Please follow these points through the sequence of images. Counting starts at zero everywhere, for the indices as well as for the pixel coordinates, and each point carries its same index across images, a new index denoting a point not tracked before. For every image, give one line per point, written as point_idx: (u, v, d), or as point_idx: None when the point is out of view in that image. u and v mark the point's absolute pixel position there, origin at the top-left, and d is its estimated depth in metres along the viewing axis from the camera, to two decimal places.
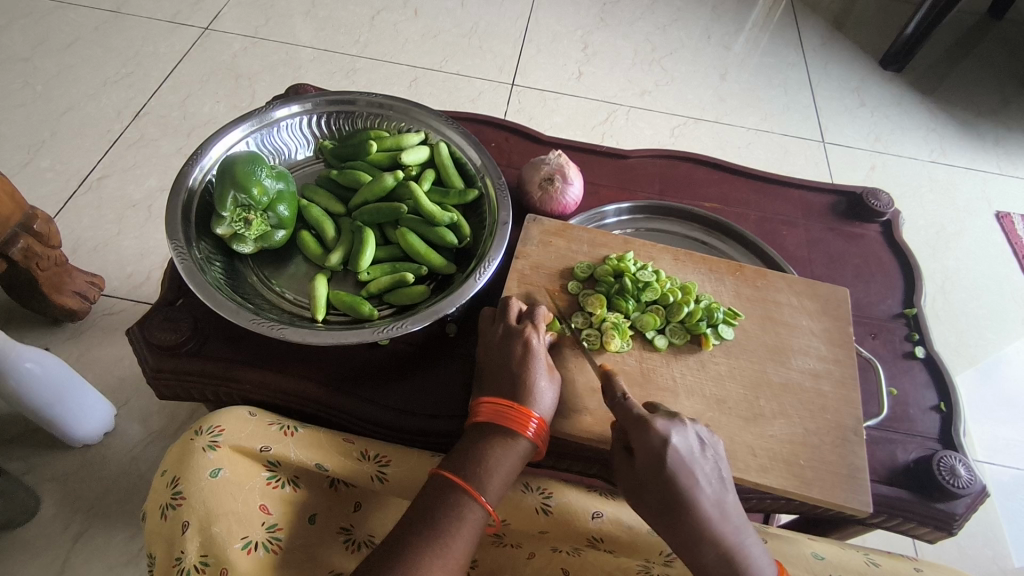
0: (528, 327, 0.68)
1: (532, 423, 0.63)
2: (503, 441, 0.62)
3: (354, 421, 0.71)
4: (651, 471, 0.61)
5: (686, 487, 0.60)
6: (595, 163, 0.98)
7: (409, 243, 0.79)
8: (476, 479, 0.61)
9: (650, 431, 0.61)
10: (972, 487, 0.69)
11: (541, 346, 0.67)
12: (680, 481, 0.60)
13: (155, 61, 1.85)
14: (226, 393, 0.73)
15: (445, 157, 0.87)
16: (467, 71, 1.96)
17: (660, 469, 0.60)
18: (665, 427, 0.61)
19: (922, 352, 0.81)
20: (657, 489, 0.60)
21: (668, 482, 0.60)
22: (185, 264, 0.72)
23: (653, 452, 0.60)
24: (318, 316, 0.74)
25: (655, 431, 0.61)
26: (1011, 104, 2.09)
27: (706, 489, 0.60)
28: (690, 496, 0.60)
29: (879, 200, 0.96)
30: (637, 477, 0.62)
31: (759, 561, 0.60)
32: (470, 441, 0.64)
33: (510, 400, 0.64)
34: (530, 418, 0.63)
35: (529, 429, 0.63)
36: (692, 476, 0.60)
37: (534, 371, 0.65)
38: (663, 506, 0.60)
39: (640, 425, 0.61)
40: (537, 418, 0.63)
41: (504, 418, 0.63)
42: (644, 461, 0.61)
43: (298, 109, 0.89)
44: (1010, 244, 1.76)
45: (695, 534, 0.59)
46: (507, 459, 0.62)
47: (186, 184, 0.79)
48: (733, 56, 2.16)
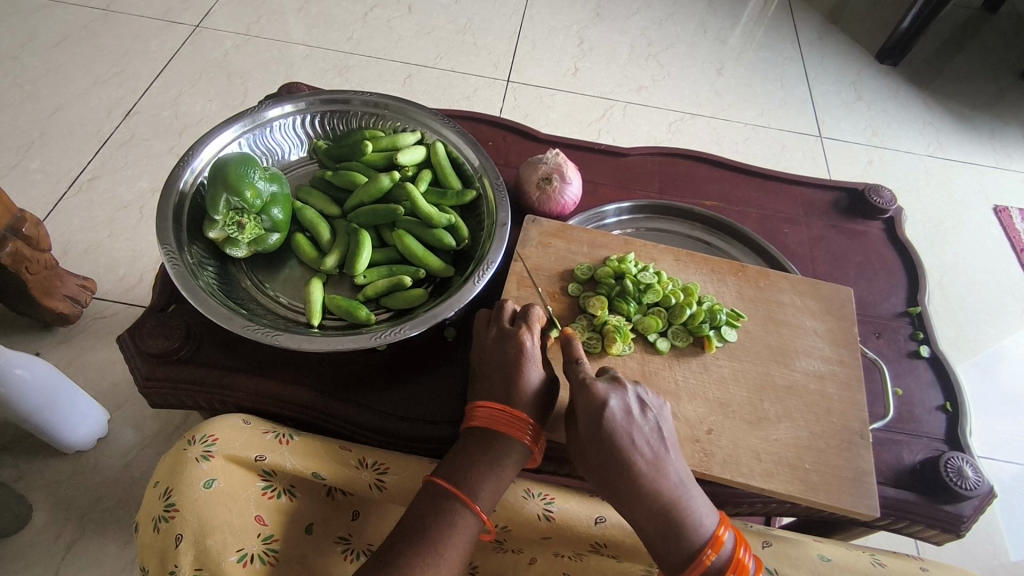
0: (522, 327, 0.66)
1: (528, 429, 0.62)
2: (499, 448, 0.61)
3: (352, 428, 0.70)
4: (587, 431, 0.61)
5: (623, 445, 0.59)
6: (594, 161, 0.96)
7: (406, 245, 0.78)
8: (471, 487, 0.59)
9: (589, 394, 0.61)
10: (979, 488, 0.68)
11: (535, 349, 0.65)
12: (615, 439, 0.59)
13: (145, 59, 1.82)
14: (219, 401, 0.72)
15: (442, 157, 0.85)
16: (461, 67, 1.94)
17: (594, 428, 0.60)
18: (605, 389, 0.62)
19: (926, 351, 0.80)
20: (596, 448, 0.60)
21: (606, 440, 0.60)
22: (177, 270, 0.70)
23: (590, 412, 0.60)
24: (314, 320, 0.73)
25: (594, 394, 0.61)
26: (1007, 97, 2.08)
27: (644, 449, 0.60)
28: (627, 453, 0.59)
29: (881, 197, 0.95)
30: (579, 444, 0.62)
31: (701, 520, 0.58)
32: (466, 447, 0.62)
33: (503, 404, 0.62)
34: (526, 424, 0.62)
35: (525, 435, 0.61)
36: (628, 435, 0.60)
37: (528, 374, 0.63)
38: (601, 466, 0.60)
39: (582, 389, 0.62)
40: (533, 424, 0.62)
41: (499, 423, 0.61)
42: (584, 422, 0.61)
43: (291, 108, 0.87)
44: (1007, 238, 1.76)
45: (632, 491, 0.59)
46: (504, 467, 0.61)
47: (177, 187, 0.77)
48: (729, 50, 2.14)
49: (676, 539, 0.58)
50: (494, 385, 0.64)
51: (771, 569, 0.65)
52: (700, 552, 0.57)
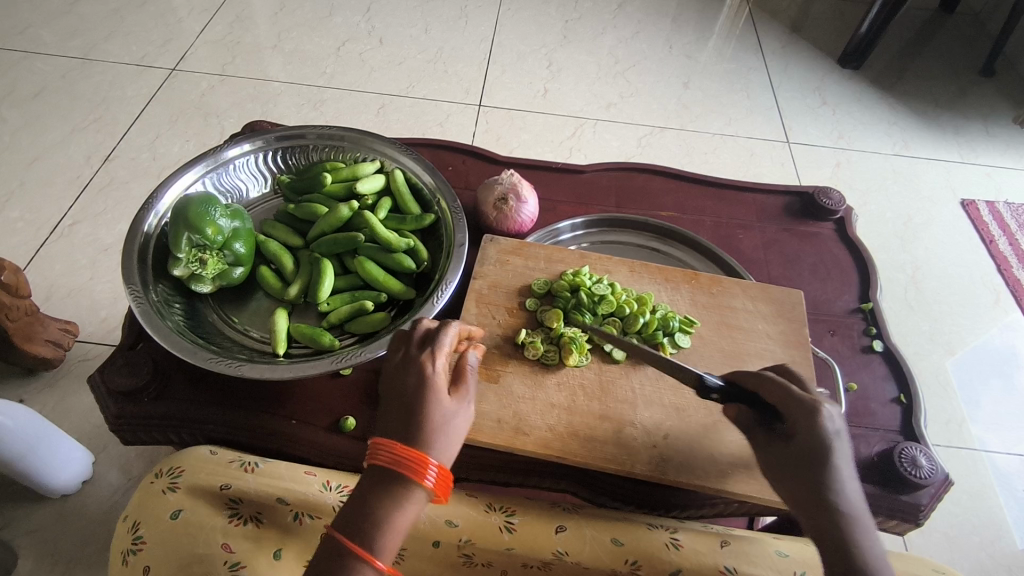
0: (427, 353, 0.63)
1: (431, 470, 0.57)
2: (398, 492, 0.56)
3: (318, 452, 0.71)
4: (804, 451, 0.58)
5: (840, 468, 0.58)
6: (552, 180, 0.99)
7: (367, 271, 0.80)
8: (370, 539, 0.54)
9: (816, 413, 0.59)
10: (934, 477, 0.70)
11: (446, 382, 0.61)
12: (835, 461, 0.58)
13: (123, 104, 1.86)
14: (189, 436, 0.73)
15: (401, 184, 0.88)
16: (434, 95, 1.98)
17: (820, 451, 0.58)
18: (829, 411, 0.60)
19: (879, 345, 0.83)
20: (809, 469, 0.58)
21: (822, 463, 0.57)
22: (142, 309, 0.72)
23: (819, 434, 0.58)
24: (280, 350, 0.75)
25: (822, 414, 0.59)
26: (967, 94, 2.14)
27: (850, 478, 0.58)
28: (839, 477, 0.57)
29: (830, 199, 0.98)
30: (788, 465, 0.59)
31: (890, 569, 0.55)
32: (368, 490, 0.56)
33: (404, 444, 0.57)
34: (428, 465, 0.57)
35: (427, 477, 0.57)
36: (845, 459, 0.58)
37: (430, 402, 0.60)
38: (812, 484, 0.57)
39: (807, 407, 0.60)
40: (437, 464, 0.57)
41: (401, 462, 0.56)
42: (801, 439, 0.59)
43: (249, 147, 0.90)
44: (976, 231, 1.80)
45: (843, 519, 0.56)
46: (404, 514, 0.56)
47: (141, 229, 0.79)
48: (695, 64, 2.20)
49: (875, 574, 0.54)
50: (391, 418, 0.60)
51: (729, 567, 0.66)
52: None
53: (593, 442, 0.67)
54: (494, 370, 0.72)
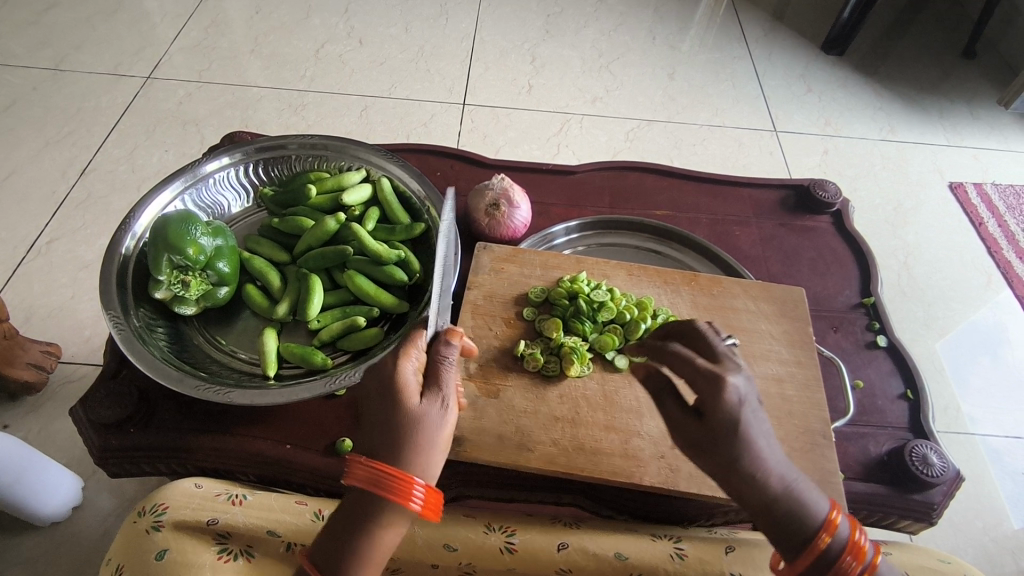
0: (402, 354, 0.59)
1: (416, 492, 0.54)
2: (384, 519, 0.54)
3: (314, 477, 0.68)
4: (710, 429, 0.52)
5: (755, 443, 0.51)
6: (543, 182, 0.97)
7: (357, 285, 0.77)
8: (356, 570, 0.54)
9: (724, 390, 0.51)
10: (946, 474, 0.69)
11: (417, 387, 0.57)
12: (750, 436, 0.51)
13: (98, 116, 1.81)
14: (179, 465, 0.70)
15: (388, 193, 0.85)
16: (417, 95, 1.95)
17: (731, 429, 0.51)
18: (734, 380, 0.52)
19: (883, 340, 0.81)
20: (725, 452, 0.51)
21: (737, 444, 0.51)
22: (124, 336, 0.69)
23: (728, 411, 0.51)
24: (270, 372, 0.72)
25: (728, 390, 0.51)
26: (950, 76, 2.14)
27: (765, 444, 0.52)
28: (755, 453, 0.51)
29: (826, 191, 0.96)
30: (695, 436, 0.53)
31: (814, 503, 0.53)
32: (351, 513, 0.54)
33: (384, 468, 0.54)
34: (413, 487, 0.54)
35: (412, 499, 0.54)
36: (758, 429, 0.52)
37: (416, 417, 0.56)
38: (716, 459, 0.52)
39: (714, 384, 0.52)
40: (422, 484, 0.54)
41: (387, 489, 0.53)
42: (711, 421, 0.52)
43: (228, 160, 0.87)
44: (965, 213, 1.79)
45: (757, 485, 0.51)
46: (391, 537, 0.54)
47: (119, 252, 0.76)
48: (679, 54, 2.18)
49: (796, 522, 0.52)
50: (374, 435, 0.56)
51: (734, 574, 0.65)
52: (817, 536, 0.52)
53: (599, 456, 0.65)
54: (493, 385, 0.69)
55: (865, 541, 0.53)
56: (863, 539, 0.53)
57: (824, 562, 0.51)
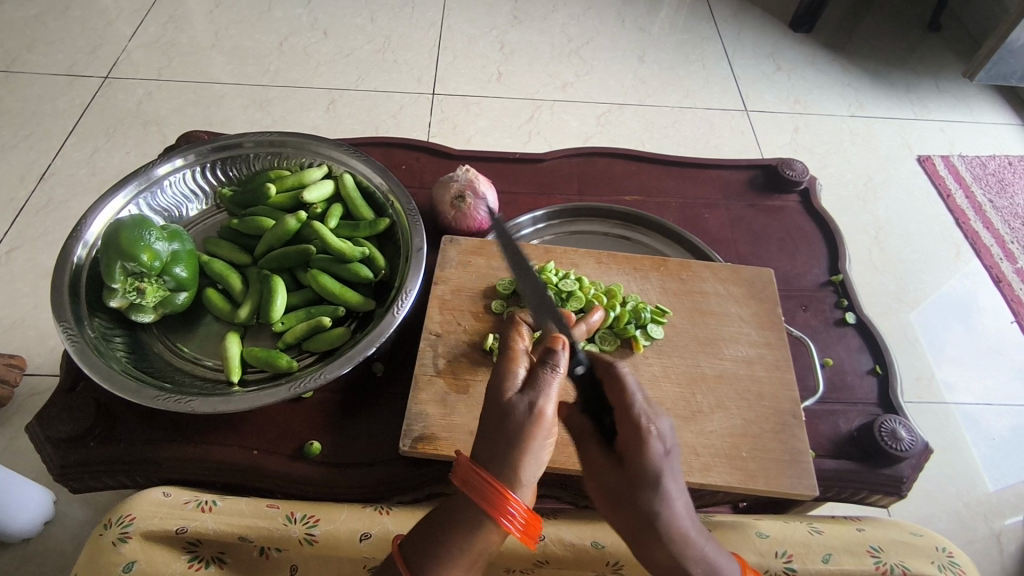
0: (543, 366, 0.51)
1: (514, 521, 0.48)
2: (477, 530, 0.49)
3: (283, 483, 0.67)
4: (629, 482, 0.51)
5: (671, 500, 0.51)
6: (510, 171, 0.96)
7: (322, 285, 0.75)
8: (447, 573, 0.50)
9: (645, 441, 0.51)
10: (914, 448, 0.70)
11: (528, 402, 0.49)
12: (666, 490, 0.51)
13: (55, 118, 1.75)
14: (143, 478, 0.68)
15: (350, 188, 0.83)
16: (384, 86, 1.91)
17: (648, 481, 0.50)
18: (657, 430, 0.52)
19: (852, 317, 0.82)
20: (637, 504, 0.51)
21: (649, 499, 0.50)
22: (78, 349, 0.67)
23: (649, 463, 0.51)
24: (234, 377, 0.70)
25: (649, 440, 0.51)
26: (916, 50, 2.16)
27: (686, 504, 0.52)
28: (671, 510, 0.51)
29: (793, 170, 0.96)
30: (620, 496, 0.52)
31: (731, 571, 0.53)
32: (451, 514, 0.50)
33: (483, 479, 0.49)
34: (510, 513, 0.48)
35: (508, 525, 0.48)
36: (674, 485, 0.51)
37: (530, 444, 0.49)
38: (642, 520, 0.51)
39: (637, 436, 0.51)
40: (520, 506, 0.49)
41: (485, 499, 0.48)
42: (627, 470, 0.51)
43: (182, 162, 0.84)
44: (933, 185, 1.81)
45: (675, 542, 0.51)
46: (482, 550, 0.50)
47: (71, 262, 0.73)
48: (648, 36, 2.17)
49: None
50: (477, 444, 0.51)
51: None
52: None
53: (571, 445, 0.64)
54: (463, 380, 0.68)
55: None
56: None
57: None
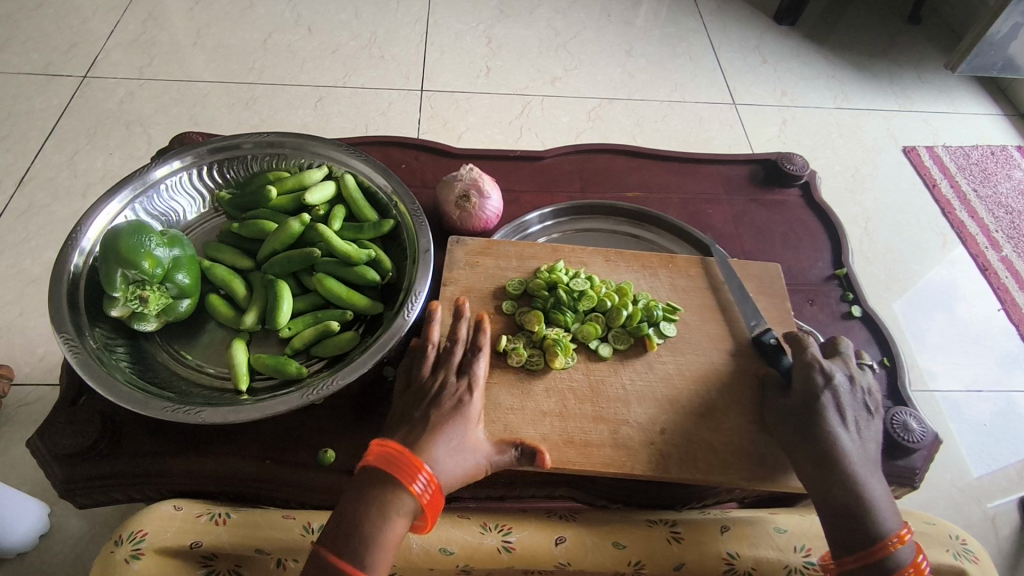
0: (464, 386, 0.64)
1: (421, 477, 0.57)
2: (384, 498, 0.57)
3: (297, 492, 0.65)
4: (800, 405, 0.63)
5: (833, 427, 0.62)
6: (512, 169, 0.95)
7: (328, 288, 0.74)
8: (358, 555, 0.54)
9: (815, 372, 0.65)
10: (926, 439, 0.70)
11: (474, 409, 0.62)
12: (828, 418, 0.62)
13: (33, 120, 1.70)
14: (151, 491, 0.67)
15: (353, 189, 0.82)
16: (372, 83, 1.89)
17: (813, 405, 0.63)
18: (832, 369, 0.65)
19: (858, 310, 0.82)
20: (804, 423, 0.62)
21: (817, 419, 0.62)
22: (81, 361, 0.65)
23: (812, 391, 0.64)
24: (242, 386, 0.69)
25: (820, 374, 0.65)
26: (898, 41, 2.18)
27: (850, 438, 0.62)
28: (834, 435, 0.61)
29: (794, 164, 0.96)
30: (787, 423, 0.64)
31: (887, 515, 0.59)
32: (354, 495, 0.58)
33: (399, 445, 0.59)
34: (419, 471, 0.57)
35: (416, 483, 0.57)
36: (838, 414, 0.63)
37: (447, 433, 0.60)
38: (809, 447, 0.61)
39: (807, 367, 0.65)
40: (428, 472, 0.58)
41: (390, 464, 0.58)
42: (797, 398, 0.64)
43: (178, 164, 0.82)
44: (919, 176, 1.84)
45: (832, 461, 0.60)
46: (398, 527, 0.56)
47: (68, 270, 0.71)
48: (635, 30, 2.17)
49: (860, 513, 0.58)
50: (406, 427, 0.61)
51: (731, 554, 0.66)
52: (886, 536, 0.58)
53: (589, 447, 0.64)
54: None
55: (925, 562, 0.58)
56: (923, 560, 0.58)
57: (883, 556, 0.57)
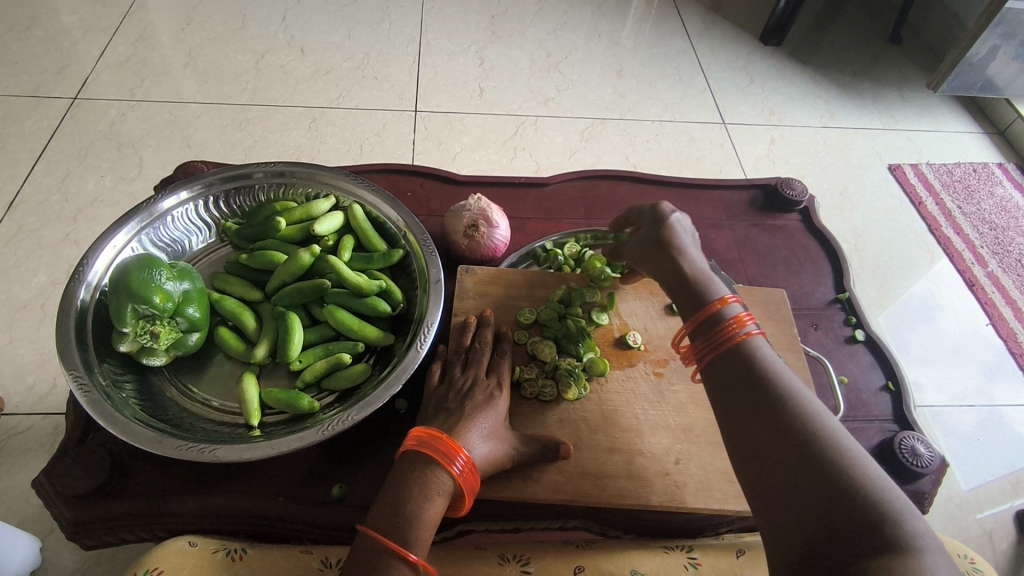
0: (495, 384, 0.67)
1: (460, 460, 0.58)
2: (423, 478, 0.57)
3: (311, 529, 0.65)
4: (652, 223, 0.73)
5: (678, 236, 0.71)
6: (517, 197, 0.96)
7: (340, 320, 0.74)
8: (402, 535, 0.55)
9: (659, 206, 0.75)
10: (933, 463, 0.72)
11: (504, 404, 0.65)
12: (673, 230, 0.71)
13: (23, 143, 1.68)
14: (161, 531, 0.66)
15: (361, 219, 0.82)
16: (366, 104, 1.90)
17: (659, 222, 0.72)
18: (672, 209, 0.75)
19: (861, 334, 0.84)
20: (654, 234, 0.72)
21: (664, 231, 0.71)
22: (90, 398, 0.64)
23: (657, 214, 0.74)
24: (253, 422, 0.68)
25: (663, 207, 0.75)
26: (879, 61, 2.24)
27: (692, 249, 0.71)
28: (678, 239, 0.70)
29: (793, 189, 0.98)
30: (640, 248, 0.72)
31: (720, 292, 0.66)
32: (395, 477, 0.59)
33: (436, 430, 0.61)
34: (456, 453, 0.58)
35: (455, 465, 0.58)
36: (681, 229, 0.72)
37: (479, 423, 0.62)
38: (658, 250, 0.70)
39: (652, 204, 0.76)
40: (465, 455, 0.59)
41: (427, 446, 0.59)
42: (647, 226, 0.73)
43: (186, 195, 0.82)
44: (905, 194, 1.87)
45: (674, 256, 0.69)
46: (437, 507, 0.57)
47: (75, 305, 0.70)
48: (624, 51, 2.20)
49: (698, 290, 0.66)
50: (443, 415, 0.63)
51: None
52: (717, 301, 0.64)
53: (606, 479, 0.64)
54: None
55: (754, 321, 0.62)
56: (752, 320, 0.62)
57: (716, 317, 0.62)
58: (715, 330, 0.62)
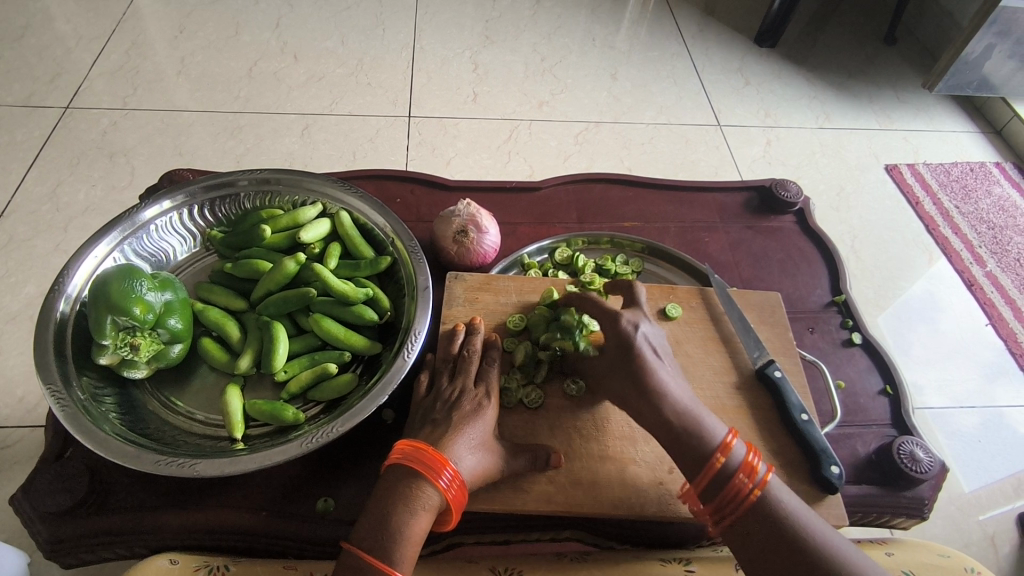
0: (483, 393, 0.65)
1: (447, 472, 0.57)
2: (409, 493, 0.56)
3: (296, 544, 0.64)
4: (618, 350, 0.64)
5: (652, 365, 0.63)
6: (507, 201, 0.94)
7: (325, 329, 0.72)
8: (387, 551, 0.53)
9: (619, 321, 0.65)
10: (933, 469, 0.70)
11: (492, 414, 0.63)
12: (643, 357, 0.63)
13: (14, 152, 1.67)
14: (142, 547, 0.64)
15: (348, 226, 0.81)
16: (359, 110, 1.89)
17: (627, 349, 0.63)
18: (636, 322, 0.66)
19: (858, 337, 0.83)
20: (625, 367, 0.63)
21: (636, 362, 0.63)
22: (67, 413, 0.62)
23: (622, 335, 0.64)
24: (237, 434, 0.66)
25: (625, 322, 0.65)
26: (875, 61, 2.23)
27: (667, 373, 0.64)
28: (655, 372, 0.62)
29: (788, 191, 0.96)
30: (609, 375, 0.64)
31: (716, 432, 0.60)
32: (380, 490, 0.57)
33: (421, 442, 0.59)
34: (443, 466, 0.57)
35: (442, 478, 0.57)
36: (652, 354, 0.64)
37: (466, 434, 0.61)
38: (634, 388, 0.62)
39: (609, 316, 0.66)
40: (452, 468, 0.57)
41: (413, 459, 0.57)
42: (612, 348, 0.64)
43: (169, 204, 0.80)
44: (903, 194, 1.86)
45: (655, 399, 0.61)
46: (423, 522, 0.55)
47: (54, 317, 0.69)
48: (619, 54, 2.20)
49: (695, 438, 0.59)
50: (430, 427, 0.62)
51: None
52: (716, 455, 0.58)
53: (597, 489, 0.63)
54: None
55: (761, 462, 0.58)
56: (758, 459, 0.58)
57: (723, 476, 0.57)
58: (724, 487, 0.58)
